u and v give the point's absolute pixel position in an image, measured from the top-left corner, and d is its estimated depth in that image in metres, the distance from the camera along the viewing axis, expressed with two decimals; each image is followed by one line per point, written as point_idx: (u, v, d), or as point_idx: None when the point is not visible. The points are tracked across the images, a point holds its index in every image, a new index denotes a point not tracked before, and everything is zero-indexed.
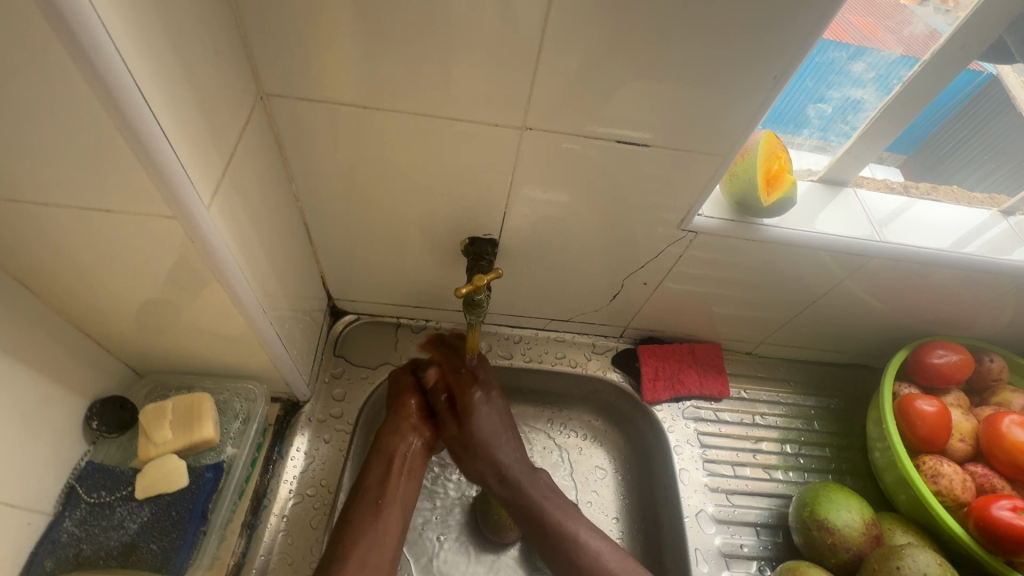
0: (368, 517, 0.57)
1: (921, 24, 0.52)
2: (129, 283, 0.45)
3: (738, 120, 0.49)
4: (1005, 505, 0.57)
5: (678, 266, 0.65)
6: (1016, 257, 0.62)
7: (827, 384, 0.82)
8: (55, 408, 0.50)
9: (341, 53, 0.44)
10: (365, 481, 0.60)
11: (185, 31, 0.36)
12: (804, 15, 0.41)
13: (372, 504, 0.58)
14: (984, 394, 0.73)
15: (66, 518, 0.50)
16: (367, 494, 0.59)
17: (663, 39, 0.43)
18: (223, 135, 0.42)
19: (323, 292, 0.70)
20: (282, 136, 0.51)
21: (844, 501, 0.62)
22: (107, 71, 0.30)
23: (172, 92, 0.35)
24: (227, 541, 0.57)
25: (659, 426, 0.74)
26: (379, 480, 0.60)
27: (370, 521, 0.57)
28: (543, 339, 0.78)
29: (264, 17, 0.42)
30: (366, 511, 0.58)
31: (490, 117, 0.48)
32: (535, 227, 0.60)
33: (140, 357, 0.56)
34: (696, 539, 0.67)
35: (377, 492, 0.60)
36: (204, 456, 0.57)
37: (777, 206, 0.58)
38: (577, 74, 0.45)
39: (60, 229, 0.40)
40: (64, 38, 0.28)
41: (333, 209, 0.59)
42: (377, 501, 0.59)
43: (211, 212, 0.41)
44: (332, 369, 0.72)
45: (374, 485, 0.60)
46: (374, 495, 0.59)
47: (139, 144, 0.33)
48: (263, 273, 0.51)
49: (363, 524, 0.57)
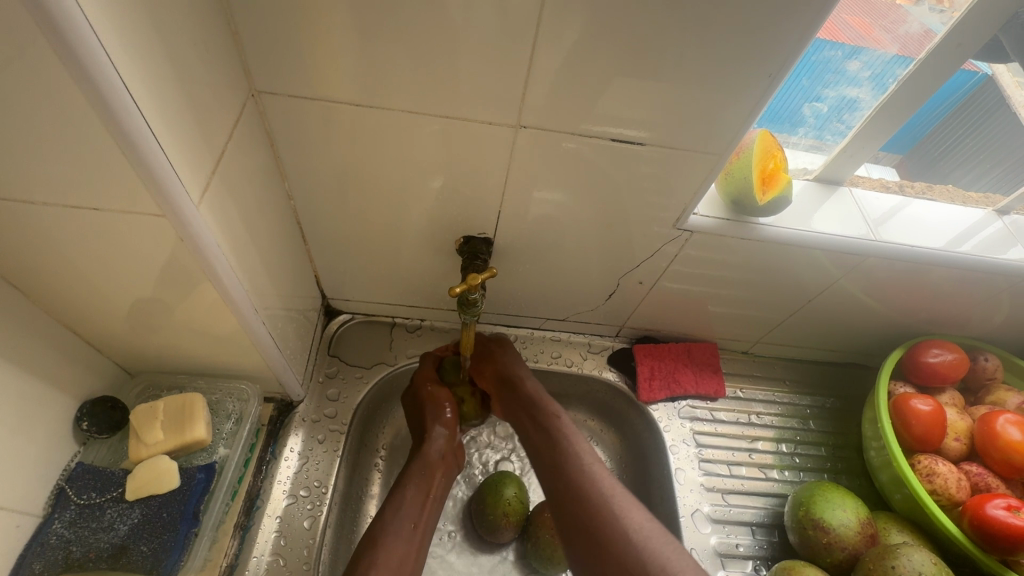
0: (403, 536, 0.55)
1: (917, 23, 0.52)
2: (119, 282, 0.45)
3: (732, 119, 0.48)
4: (999, 504, 0.57)
5: (673, 266, 0.65)
6: (1011, 257, 0.62)
7: (823, 384, 0.82)
8: (44, 409, 0.49)
9: (333, 51, 0.44)
10: (403, 498, 0.58)
11: (173, 26, 0.35)
12: (798, 14, 0.41)
13: (408, 524, 0.56)
14: (979, 394, 0.73)
15: (55, 520, 0.50)
16: (403, 513, 0.56)
17: (656, 38, 0.42)
18: (214, 133, 0.41)
19: (317, 291, 0.70)
20: (274, 134, 0.50)
21: (839, 500, 0.62)
22: (94, 68, 0.29)
23: (161, 90, 0.35)
24: (220, 542, 0.57)
25: (655, 426, 0.74)
26: (417, 498, 0.58)
27: (406, 541, 0.55)
28: (538, 338, 0.77)
29: (254, 14, 0.41)
30: (402, 530, 0.55)
31: (483, 115, 0.48)
32: (529, 226, 0.60)
33: (131, 357, 0.56)
34: (691, 539, 0.67)
35: (414, 512, 0.57)
36: (196, 456, 0.57)
37: (772, 206, 0.58)
38: (570, 72, 0.45)
39: (46, 228, 0.39)
40: (49, 33, 0.28)
41: (326, 208, 0.58)
42: (415, 522, 0.56)
43: (201, 211, 0.40)
44: (326, 369, 0.71)
45: (410, 503, 0.57)
46: (410, 517, 0.56)
47: (127, 140, 0.33)
48: (255, 272, 0.51)
49: (400, 544, 0.54)
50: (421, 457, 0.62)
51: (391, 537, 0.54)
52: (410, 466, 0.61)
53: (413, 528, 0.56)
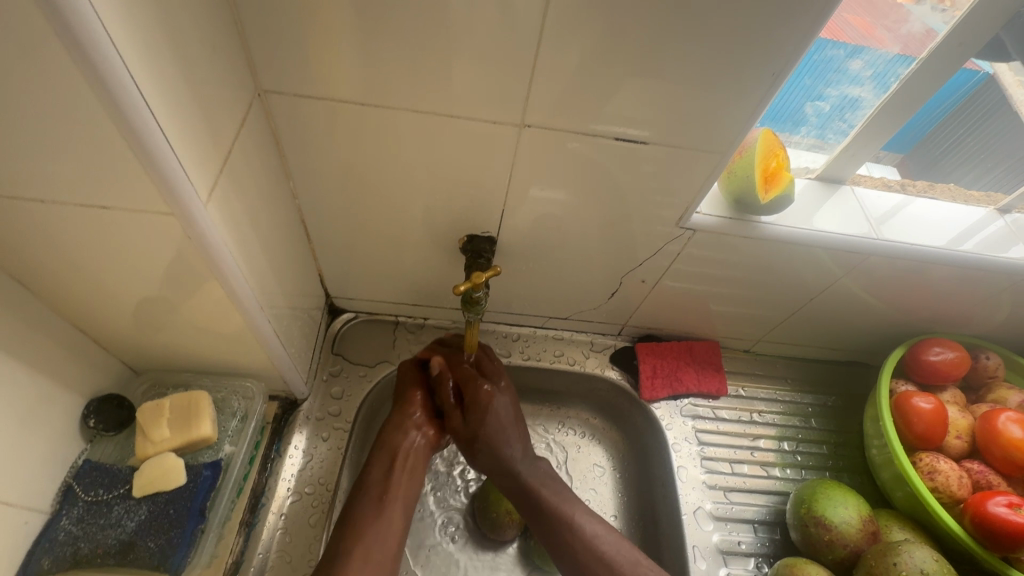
0: (367, 514, 0.56)
1: (919, 23, 0.52)
2: (126, 281, 0.45)
3: (735, 118, 0.49)
4: (1001, 502, 0.58)
5: (676, 264, 0.65)
6: (1012, 256, 0.62)
7: (825, 382, 0.82)
8: (52, 407, 0.50)
9: (339, 50, 0.44)
10: (368, 478, 0.59)
11: (181, 25, 0.36)
12: (802, 13, 0.41)
13: (372, 500, 0.57)
14: (980, 392, 0.73)
15: (63, 517, 0.50)
16: (369, 491, 0.58)
17: (660, 37, 0.43)
18: (221, 132, 0.42)
19: (320, 290, 0.70)
20: (279, 133, 0.51)
21: (841, 498, 0.63)
22: (104, 67, 0.30)
23: (169, 88, 0.35)
24: (225, 539, 0.57)
25: (657, 424, 0.75)
26: (381, 477, 0.59)
27: (370, 517, 0.56)
28: (541, 337, 0.78)
29: (260, 14, 0.42)
30: (367, 509, 0.57)
31: (488, 114, 0.48)
32: (533, 224, 0.60)
33: (138, 355, 0.56)
34: (694, 536, 0.68)
35: (378, 488, 0.58)
36: (202, 454, 0.57)
37: (775, 204, 0.58)
38: (575, 71, 0.45)
39: (55, 226, 0.39)
40: (61, 34, 0.28)
41: (331, 207, 0.58)
42: (380, 496, 0.58)
43: (208, 209, 0.41)
44: (329, 367, 0.72)
45: (375, 482, 0.59)
46: (376, 492, 0.58)
47: (136, 140, 0.33)
48: (260, 271, 0.51)
49: (363, 521, 0.56)
50: (385, 438, 0.62)
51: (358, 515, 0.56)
52: (376, 445, 0.62)
53: (378, 502, 0.57)
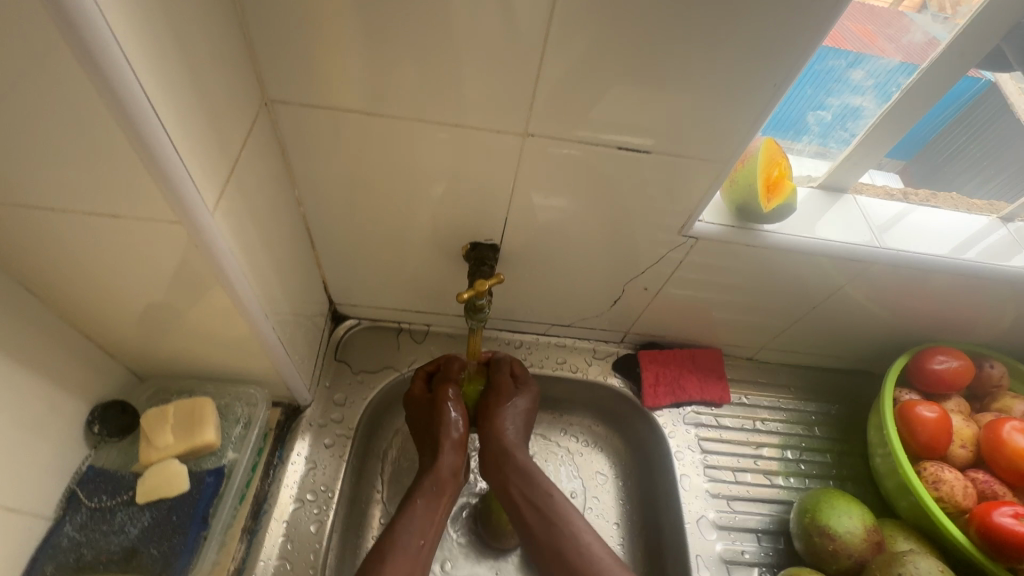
0: (410, 557, 0.55)
1: (921, 32, 0.53)
2: (133, 287, 0.45)
3: (737, 126, 0.49)
4: (1007, 512, 0.57)
5: (678, 272, 0.65)
6: (1015, 264, 0.62)
7: (828, 390, 0.82)
8: (57, 412, 0.50)
9: (345, 60, 0.44)
10: (412, 514, 0.58)
11: (189, 33, 0.36)
12: (803, 24, 0.42)
13: (415, 543, 0.56)
14: (985, 401, 0.72)
15: (67, 523, 0.50)
16: (408, 533, 0.57)
17: (662, 48, 0.43)
18: (228, 140, 0.42)
19: (324, 297, 0.70)
20: (285, 141, 0.51)
21: (845, 507, 0.62)
22: (115, 78, 0.30)
23: (180, 100, 0.36)
24: (227, 546, 0.57)
25: (660, 432, 0.74)
26: (422, 516, 0.58)
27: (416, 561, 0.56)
28: (543, 344, 0.78)
29: (267, 23, 0.42)
30: (410, 549, 0.56)
31: (492, 121, 0.49)
32: (535, 233, 0.60)
33: (141, 361, 0.57)
34: (697, 545, 0.67)
35: (422, 530, 0.58)
36: (205, 460, 0.57)
37: (777, 213, 0.58)
38: (578, 81, 0.46)
39: (64, 234, 0.40)
40: (72, 42, 0.28)
41: (335, 215, 0.59)
42: (421, 542, 0.57)
43: (216, 217, 0.41)
44: (333, 374, 0.72)
45: (419, 520, 0.58)
46: (418, 534, 0.57)
47: (145, 151, 0.34)
48: (265, 277, 0.51)
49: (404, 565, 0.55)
50: (434, 475, 0.61)
51: (399, 556, 0.55)
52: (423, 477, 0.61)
53: (420, 546, 0.57)
